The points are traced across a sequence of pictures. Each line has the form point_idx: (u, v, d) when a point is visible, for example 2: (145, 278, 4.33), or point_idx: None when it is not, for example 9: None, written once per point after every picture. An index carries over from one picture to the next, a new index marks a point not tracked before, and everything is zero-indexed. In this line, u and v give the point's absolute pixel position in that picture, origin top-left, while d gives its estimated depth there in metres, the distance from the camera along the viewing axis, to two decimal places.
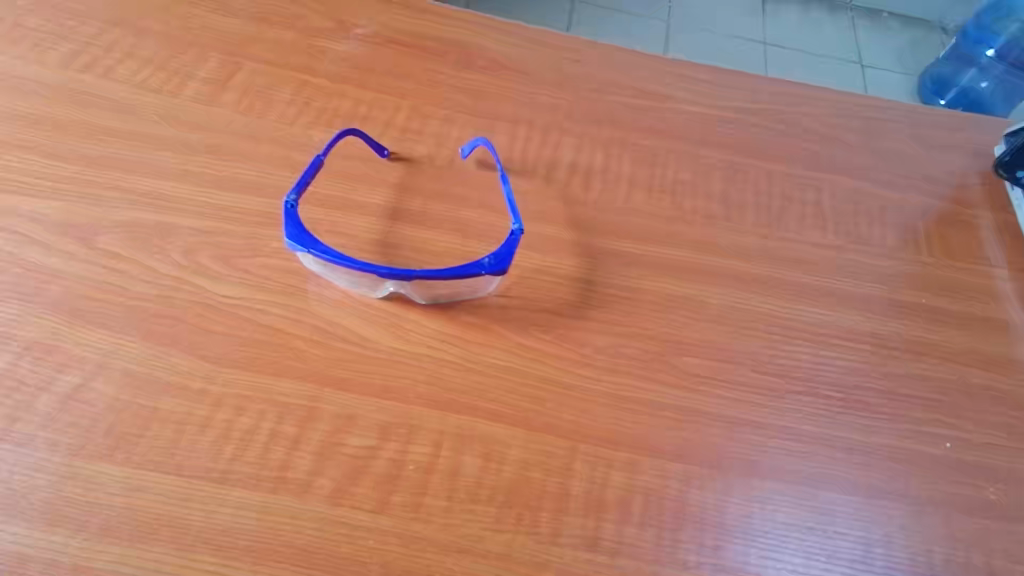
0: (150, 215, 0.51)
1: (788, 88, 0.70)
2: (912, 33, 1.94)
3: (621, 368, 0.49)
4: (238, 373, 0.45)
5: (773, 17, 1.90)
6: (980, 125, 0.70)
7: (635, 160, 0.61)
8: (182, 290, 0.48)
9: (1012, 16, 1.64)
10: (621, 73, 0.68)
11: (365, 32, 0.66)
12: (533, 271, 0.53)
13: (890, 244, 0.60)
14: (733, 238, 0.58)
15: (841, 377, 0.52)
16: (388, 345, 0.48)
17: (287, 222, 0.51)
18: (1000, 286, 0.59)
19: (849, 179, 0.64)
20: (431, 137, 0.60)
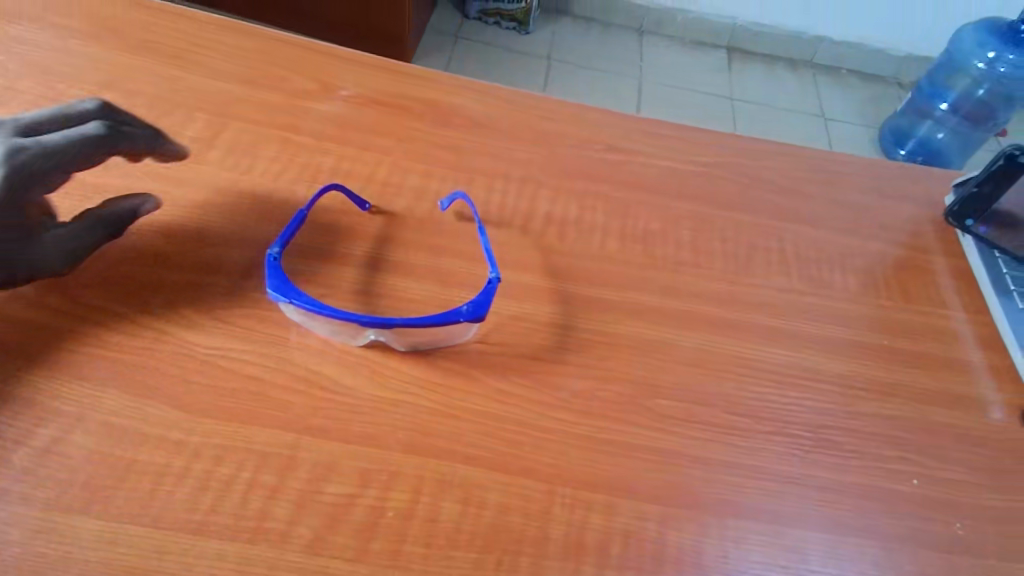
0: (133, 269, 0.52)
1: (750, 143, 0.74)
2: (870, 91, 2.06)
3: (597, 412, 0.51)
4: (218, 424, 0.46)
5: (738, 75, 2.01)
6: (930, 176, 0.75)
7: (608, 211, 0.64)
8: (164, 341, 0.49)
9: (961, 72, 1.81)
10: (593, 130, 0.71)
11: (348, 94, 0.69)
12: (510, 318, 0.55)
13: (852, 288, 0.63)
14: (703, 283, 0.60)
15: (810, 417, 0.53)
16: (368, 392, 0.49)
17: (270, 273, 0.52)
18: (957, 327, 0.62)
19: (810, 226, 0.67)
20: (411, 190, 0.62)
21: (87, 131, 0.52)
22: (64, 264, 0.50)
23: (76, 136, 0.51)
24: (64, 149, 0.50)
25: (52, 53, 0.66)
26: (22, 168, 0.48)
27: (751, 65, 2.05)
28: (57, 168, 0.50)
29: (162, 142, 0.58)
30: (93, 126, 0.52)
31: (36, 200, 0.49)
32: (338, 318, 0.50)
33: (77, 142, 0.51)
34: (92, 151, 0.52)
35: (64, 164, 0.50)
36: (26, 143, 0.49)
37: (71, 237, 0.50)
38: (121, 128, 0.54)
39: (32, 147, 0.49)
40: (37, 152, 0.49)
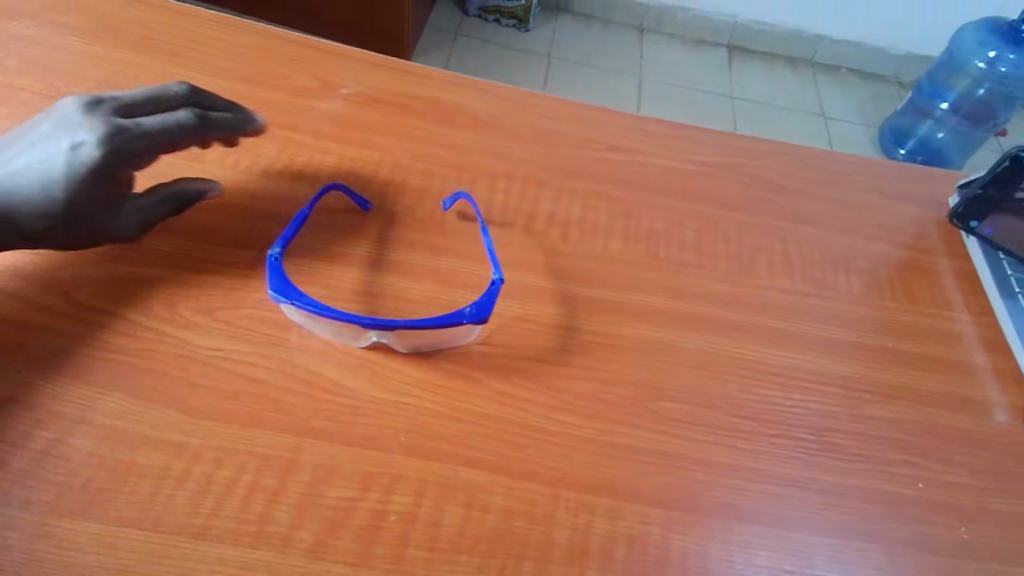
0: (134, 269, 0.52)
1: (753, 142, 0.74)
2: (871, 90, 2.06)
3: (601, 415, 0.50)
4: (218, 426, 0.45)
5: (738, 73, 2.01)
6: (933, 177, 0.75)
7: (610, 211, 0.64)
8: (165, 342, 0.48)
9: (962, 72, 1.80)
10: (595, 129, 0.71)
11: (349, 92, 0.68)
12: (513, 319, 0.54)
13: (856, 290, 0.62)
14: (707, 284, 0.60)
15: (813, 419, 0.53)
16: (370, 394, 0.49)
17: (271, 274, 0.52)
18: (961, 329, 0.62)
19: (814, 226, 0.67)
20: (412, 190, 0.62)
21: (181, 118, 0.55)
22: (137, 233, 0.53)
23: (171, 122, 0.54)
24: (158, 134, 0.53)
25: (50, 50, 0.66)
26: (118, 149, 0.51)
27: (752, 63, 2.05)
28: (150, 150, 0.53)
29: (251, 126, 0.59)
30: (185, 113, 0.55)
31: (128, 175, 0.53)
32: (340, 320, 0.49)
33: (170, 128, 0.54)
34: (181, 138, 0.55)
35: (157, 148, 0.54)
36: (127, 123, 0.53)
37: (146, 209, 0.53)
38: (210, 118, 0.57)
39: (131, 128, 0.52)
40: (135, 134, 0.52)
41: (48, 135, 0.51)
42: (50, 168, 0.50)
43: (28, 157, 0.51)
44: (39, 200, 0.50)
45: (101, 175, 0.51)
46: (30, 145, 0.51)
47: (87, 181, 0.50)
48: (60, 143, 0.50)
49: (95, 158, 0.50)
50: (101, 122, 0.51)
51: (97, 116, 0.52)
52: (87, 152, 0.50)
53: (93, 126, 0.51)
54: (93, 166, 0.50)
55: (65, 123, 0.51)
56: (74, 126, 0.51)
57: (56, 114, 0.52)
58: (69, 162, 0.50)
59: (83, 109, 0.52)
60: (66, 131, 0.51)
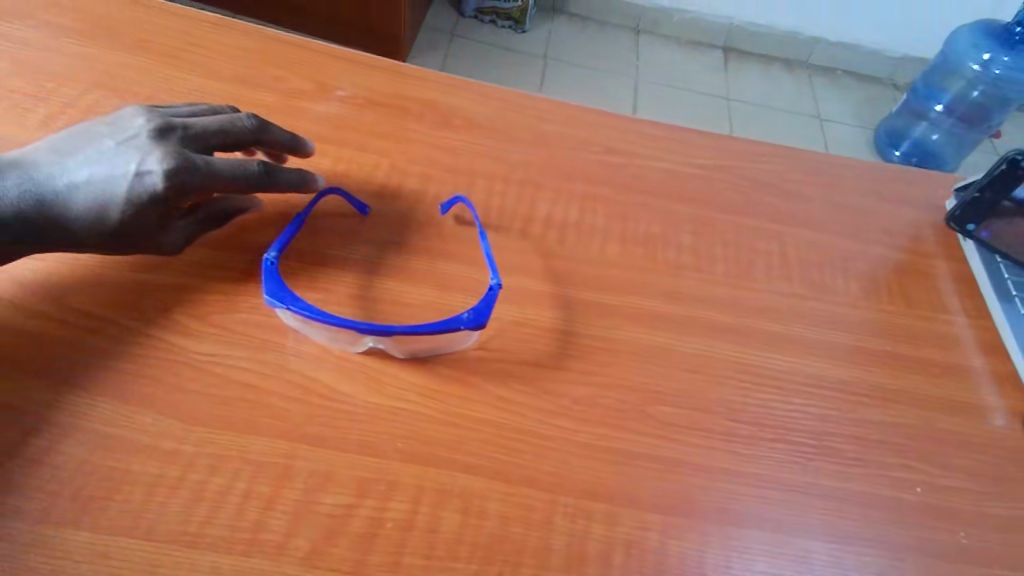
0: (127, 273, 0.51)
1: (750, 145, 0.73)
2: (866, 92, 2.06)
3: (599, 420, 0.50)
4: (212, 433, 0.45)
5: (734, 75, 2.01)
6: (929, 180, 0.75)
7: (608, 214, 0.64)
8: (159, 348, 0.48)
9: (956, 74, 1.82)
10: (592, 131, 0.71)
11: (345, 94, 0.68)
12: (510, 323, 0.54)
13: (853, 293, 0.62)
14: (704, 287, 0.60)
15: (812, 424, 0.53)
16: (365, 400, 0.48)
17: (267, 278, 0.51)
18: (958, 332, 0.62)
19: (811, 229, 0.67)
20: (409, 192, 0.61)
21: (247, 164, 0.54)
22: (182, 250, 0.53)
23: (237, 167, 0.53)
24: (220, 176, 0.52)
25: (42, 51, 0.65)
26: (181, 183, 0.51)
27: (747, 65, 2.05)
28: (209, 188, 0.52)
29: (314, 178, 0.58)
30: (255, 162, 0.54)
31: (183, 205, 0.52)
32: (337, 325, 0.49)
33: (234, 172, 0.53)
34: (242, 184, 0.53)
35: (215, 188, 0.53)
36: (195, 158, 0.52)
37: (192, 229, 0.53)
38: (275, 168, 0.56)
39: (198, 165, 0.52)
40: (199, 172, 0.51)
41: (116, 153, 0.51)
42: (111, 188, 0.50)
43: (92, 170, 0.51)
44: (92, 215, 0.49)
45: (158, 204, 0.50)
46: (96, 158, 0.51)
47: (144, 209, 0.50)
48: (127, 165, 0.50)
49: (157, 187, 0.50)
50: (171, 152, 0.51)
51: (169, 144, 0.52)
52: (151, 180, 0.50)
53: (163, 155, 0.51)
54: (153, 196, 0.50)
55: (136, 146, 0.51)
56: (145, 151, 0.51)
57: (129, 135, 0.52)
58: (132, 185, 0.50)
59: (158, 134, 0.52)
60: (134, 154, 0.51)
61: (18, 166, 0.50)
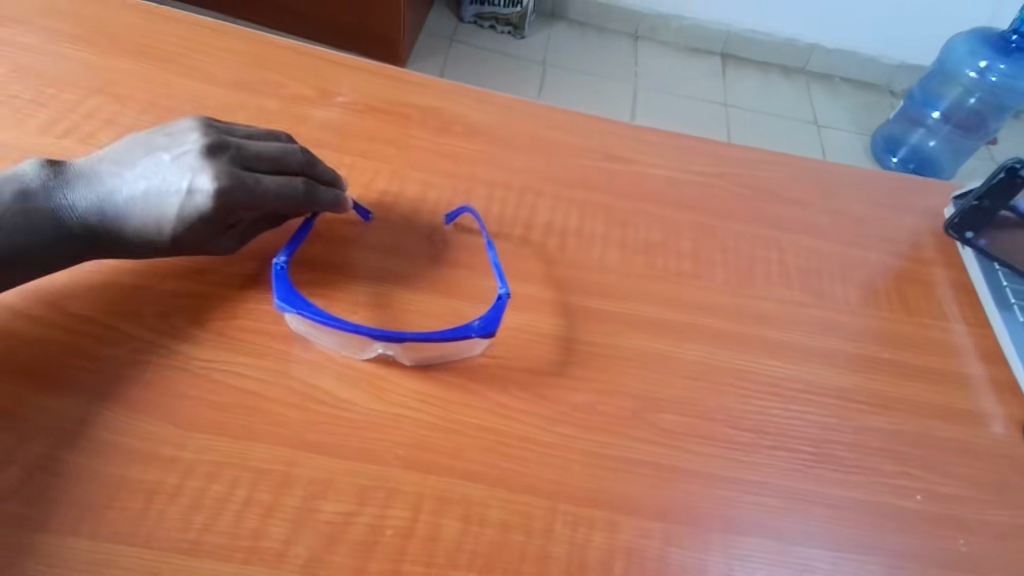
0: (126, 278, 0.51)
1: (750, 152, 0.74)
2: (863, 98, 2.07)
3: (600, 427, 0.50)
4: (213, 440, 0.45)
5: (732, 81, 2.02)
6: (928, 187, 0.75)
7: (608, 220, 0.64)
8: (159, 353, 0.48)
9: (954, 81, 1.85)
10: (593, 138, 0.71)
11: (346, 101, 0.68)
12: (510, 330, 0.54)
13: (853, 300, 0.62)
14: (704, 294, 0.60)
15: (812, 431, 0.53)
16: (366, 406, 0.48)
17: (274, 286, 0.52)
18: (957, 339, 0.62)
19: (811, 236, 0.67)
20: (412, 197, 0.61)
21: (294, 185, 0.54)
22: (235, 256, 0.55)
23: (283, 188, 0.53)
24: (266, 197, 0.52)
25: (43, 57, 0.65)
26: (228, 202, 0.50)
27: (745, 72, 2.06)
28: (256, 207, 0.52)
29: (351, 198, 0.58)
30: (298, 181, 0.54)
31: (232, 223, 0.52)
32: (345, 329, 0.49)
33: (280, 194, 0.53)
34: (286, 205, 0.53)
35: (261, 208, 0.52)
36: (244, 177, 0.51)
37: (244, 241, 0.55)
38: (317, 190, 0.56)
39: (246, 185, 0.51)
40: (247, 192, 0.51)
41: (169, 168, 0.51)
42: (163, 204, 0.50)
43: (145, 184, 0.51)
44: (147, 230, 0.50)
45: (207, 222, 0.50)
46: (150, 171, 0.51)
47: (194, 226, 0.50)
48: (181, 183, 0.50)
49: (206, 206, 0.50)
50: (221, 170, 0.50)
51: (220, 161, 0.51)
52: (201, 198, 0.50)
53: (213, 174, 0.50)
54: (201, 214, 0.50)
55: (188, 162, 0.50)
56: (196, 168, 0.50)
57: (182, 149, 0.51)
58: (182, 203, 0.50)
59: (210, 150, 0.51)
60: (187, 171, 0.50)
61: (83, 176, 0.51)
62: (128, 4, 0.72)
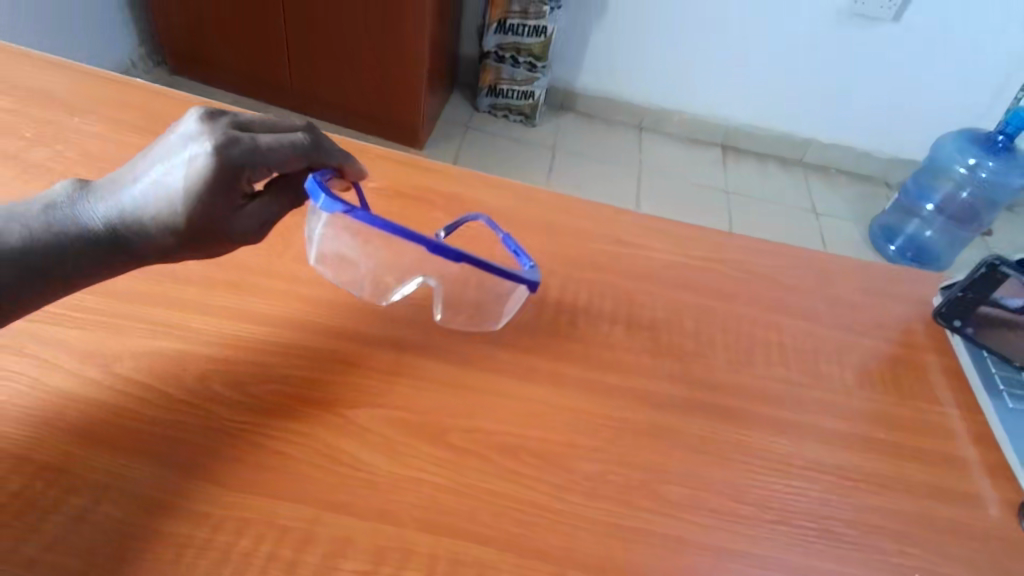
0: (170, 343, 0.56)
1: (746, 240, 0.79)
2: (857, 189, 2.26)
3: (607, 496, 0.52)
4: (242, 496, 0.48)
5: (734, 169, 2.21)
6: (915, 276, 0.80)
7: (615, 300, 0.68)
8: (196, 416, 0.52)
9: (945, 175, 2.02)
10: (599, 223, 0.77)
11: (375, 185, 0.74)
12: (522, 399, 0.57)
13: (847, 381, 0.66)
14: (705, 372, 0.63)
15: (814, 508, 0.55)
16: (385, 468, 0.51)
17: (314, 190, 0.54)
18: (950, 422, 0.64)
19: (806, 320, 0.71)
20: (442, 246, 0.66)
21: (296, 139, 0.57)
22: (259, 237, 0.58)
23: (284, 142, 0.56)
24: (267, 151, 0.54)
25: (105, 143, 0.73)
26: (229, 158, 0.53)
27: (744, 162, 2.25)
28: (260, 164, 0.54)
29: (352, 158, 0.62)
30: (298, 136, 0.57)
31: (242, 185, 0.55)
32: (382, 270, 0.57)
33: (282, 147, 0.55)
34: (292, 157, 0.56)
35: (264, 164, 0.55)
36: (242, 135, 0.54)
37: (264, 211, 0.58)
38: (322, 145, 0.59)
39: (245, 141, 0.54)
40: (246, 147, 0.54)
41: (173, 147, 0.53)
42: (173, 180, 0.53)
43: (157, 169, 0.54)
44: (164, 210, 0.53)
45: (214, 185, 0.52)
46: (158, 157, 0.54)
47: (205, 192, 0.52)
48: (184, 155, 0.53)
49: (207, 166, 0.52)
50: (219, 132, 0.53)
51: (218, 126, 0.54)
52: (201, 160, 0.52)
53: (211, 137, 0.53)
54: (206, 176, 0.52)
55: (188, 137, 0.53)
56: (194, 137, 0.53)
57: (181, 129, 0.54)
58: (187, 171, 0.52)
59: (207, 120, 0.54)
60: (187, 144, 0.53)
61: (104, 184, 0.55)
62: (183, 98, 0.80)
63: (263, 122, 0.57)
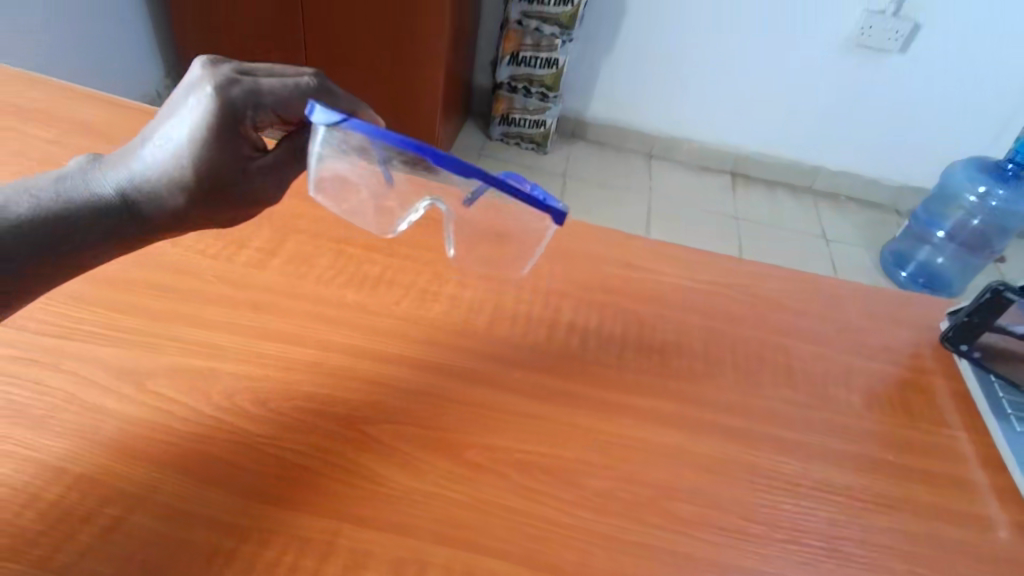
0: (198, 361, 0.58)
1: (754, 265, 0.81)
2: (867, 216, 2.27)
3: (619, 513, 0.53)
4: (266, 508, 0.49)
5: (743, 196, 2.23)
6: (922, 301, 0.81)
7: (626, 323, 0.70)
8: (222, 431, 0.54)
9: (955, 203, 2.03)
10: (610, 248, 0.79)
11: None
12: (536, 418, 0.59)
13: (855, 404, 0.67)
14: (715, 393, 0.65)
15: (823, 528, 0.56)
16: (404, 483, 0.53)
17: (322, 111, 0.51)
18: (959, 445, 0.65)
19: (813, 343, 0.72)
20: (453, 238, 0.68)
21: (299, 80, 0.57)
22: (272, 194, 0.60)
23: (286, 83, 0.56)
24: (268, 92, 0.55)
25: None
26: (229, 100, 0.54)
27: (753, 189, 2.28)
28: (261, 106, 0.55)
29: (364, 108, 0.60)
30: (301, 78, 0.57)
31: (247, 131, 0.57)
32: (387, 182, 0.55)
33: (284, 88, 0.56)
34: (294, 98, 0.56)
35: (265, 106, 0.56)
36: (244, 78, 0.56)
37: (274, 160, 0.59)
38: (332, 89, 0.59)
39: (246, 82, 0.55)
40: (246, 88, 0.55)
41: (178, 99, 0.56)
42: (179, 130, 0.55)
43: (165, 123, 0.56)
44: (173, 165, 0.55)
45: (218, 131, 0.55)
46: (164, 115, 0.56)
47: (209, 137, 0.55)
48: (189, 104, 0.55)
49: (210, 110, 0.54)
50: (219, 77, 0.55)
51: (220, 71, 0.55)
52: (204, 106, 0.54)
53: (212, 82, 0.54)
54: (208, 120, 0.54)
55: (191, 86, 0.55)
56: (196, 83, 0.55)
57: (185, 81, 0.56)
58: (192, 121, 0.54)
59: (210, 65, 0.56)
60: (191, 93, 0.55)
61: (116, 154, 0.58)
62: None
63: (267, 66, 0.58)
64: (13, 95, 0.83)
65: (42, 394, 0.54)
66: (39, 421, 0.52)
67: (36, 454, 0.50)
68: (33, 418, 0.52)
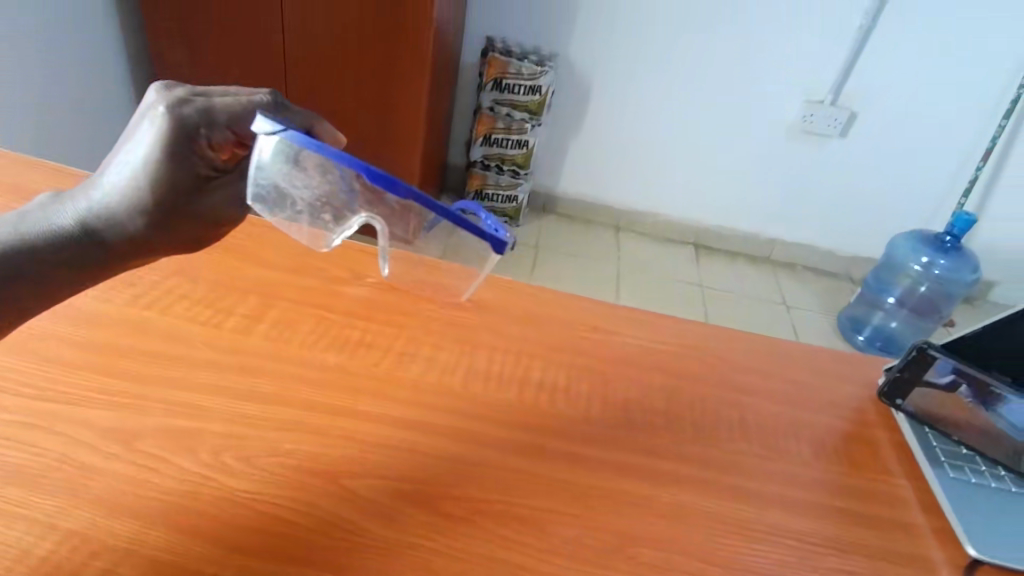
0: (187, 421, 0.62)
1: (709, 327, 0.87)
2: (823, 283, 2.41)
3: (587, 559, 0.57)
4: (252, 561, 0.52)
5: (706, 266, 2.35)
6: (863, 360, 0.88)
7: (591, 381, 0.75)
8: (208, 487, 0.57)
9: (902, 272, 2.18)
10: (576, 312, 0.85)
11: (375, 281, 0.83)
12: (508, 471, 0.63)
13: (803, 454, 0.72)
14: (674, 446, 0.70)
15: (777, 570, 0.60)
16: (383, 535, 0.55)
17: (266, 121, 0.54)
18: (901, 492, 0.71)
19: (764, 399, 0.78)
20: (404, 261, 0.74)
21: (254, 99, 0.62)
22: (233, 213, 0.66)
23: (239, 102, 0.61)
24: (221, 110, 0.61)
25: None
26: (182, 119, 0.60)
27: (715, 259, 2.40)
28: (213, 125, 0.61)
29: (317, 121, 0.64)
30: (256, 96, 0.62)
31: (202, 149, 0.62)
32: (323, 201, 0.57)
33: (237, 107, 0.61)
34: (248, 115, 0.62)
35: (218, 124, 0.61)
36: (197, 97, 0.61)
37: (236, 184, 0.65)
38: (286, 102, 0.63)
39: (199, 101, 0.60)
40: (198, 108, 0.60)
41: (135, 123, 0.61)
42: (136, 154, 0.60)
43: (122, 148, 0.61)
44: (131, 189, 0.61)
45: (173, 150, 0.60)
46: (120, 142, 0.62)
47: (165, 157, 0.60)
48: (145, 128, 0.60)
49: (164, 129, 0.59)
50: (173, 99, 0.60)
51: (176, 93, 0.61)
52: (158, 126, 0.59)
53: (166, 103, 0.60)
54: (163, 140, 0.60)
55: (146, 109, 0.61)
56: (151, 106, 0.60)
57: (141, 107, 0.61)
58: (148, 143, 0.60)
59: (165, 90, 0.61)
60: (146, 117, 0.60)
61: (77, 189, 0.62)
62: None
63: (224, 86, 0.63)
64: (12, 175, 0.88)
65: (33, 455, 0.56)
66: (31, 480, 0.55)
67: (27, 510, 0.52)
68: (25, 478, 0.55)
